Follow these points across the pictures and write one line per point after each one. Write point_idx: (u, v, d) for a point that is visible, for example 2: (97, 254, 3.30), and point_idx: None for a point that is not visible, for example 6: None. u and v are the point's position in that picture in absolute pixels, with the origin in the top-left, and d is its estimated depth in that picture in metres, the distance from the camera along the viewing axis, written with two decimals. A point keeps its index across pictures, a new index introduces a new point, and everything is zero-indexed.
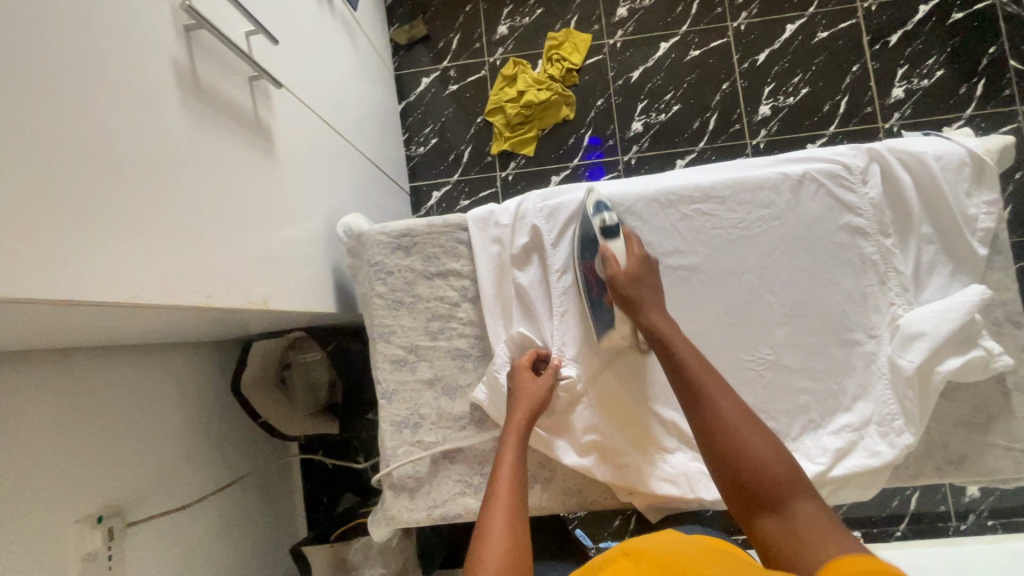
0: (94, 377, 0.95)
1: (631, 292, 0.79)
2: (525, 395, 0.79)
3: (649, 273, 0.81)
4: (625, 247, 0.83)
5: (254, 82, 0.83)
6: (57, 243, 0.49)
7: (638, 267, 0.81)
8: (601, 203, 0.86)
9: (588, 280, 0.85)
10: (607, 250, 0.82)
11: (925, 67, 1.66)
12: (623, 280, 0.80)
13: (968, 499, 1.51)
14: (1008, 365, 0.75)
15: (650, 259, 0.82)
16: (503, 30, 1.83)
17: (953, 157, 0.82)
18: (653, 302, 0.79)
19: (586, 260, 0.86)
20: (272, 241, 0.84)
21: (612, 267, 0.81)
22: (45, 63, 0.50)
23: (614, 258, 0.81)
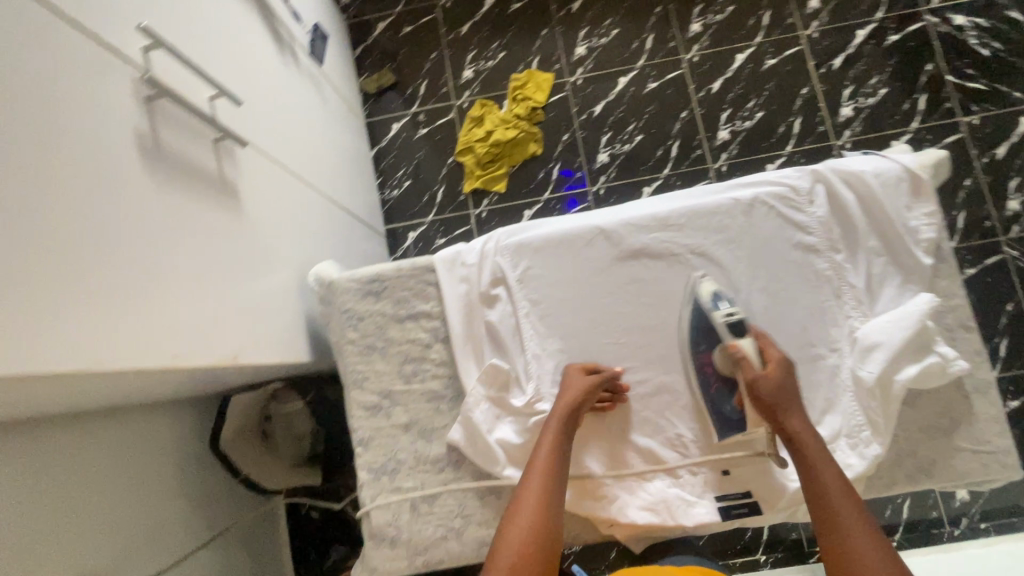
0: (67, 446, 0.93)
1: (770, 399, 0.77)
2: (568, 393, 0.81)
3: (792, 382, 0.78)
4: (756, 345, 0.81)
5: (219, 143, 0.85)
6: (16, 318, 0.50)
7: (780, 374, 0.78)
8: (719, 295, 0.83)
9: (705, 371, 0.84)
10: (736, 350, 0.79)
11: (869, 87, 1.76)
12: (765, 387, 0.77)
13: (958, 503, 1.51)
14: (964, 369, 0.78)
15: (789, 362, 0.79)
16: (469, 74, 1.90)
17: (891, 173, 0.86)
18: (796, 409, 0.77)
19: (701, 351, 0.84)
20: (242, 296, 0.85)
21: (748, 371, 0.78)
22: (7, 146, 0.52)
23: (745, 358, 0.79)
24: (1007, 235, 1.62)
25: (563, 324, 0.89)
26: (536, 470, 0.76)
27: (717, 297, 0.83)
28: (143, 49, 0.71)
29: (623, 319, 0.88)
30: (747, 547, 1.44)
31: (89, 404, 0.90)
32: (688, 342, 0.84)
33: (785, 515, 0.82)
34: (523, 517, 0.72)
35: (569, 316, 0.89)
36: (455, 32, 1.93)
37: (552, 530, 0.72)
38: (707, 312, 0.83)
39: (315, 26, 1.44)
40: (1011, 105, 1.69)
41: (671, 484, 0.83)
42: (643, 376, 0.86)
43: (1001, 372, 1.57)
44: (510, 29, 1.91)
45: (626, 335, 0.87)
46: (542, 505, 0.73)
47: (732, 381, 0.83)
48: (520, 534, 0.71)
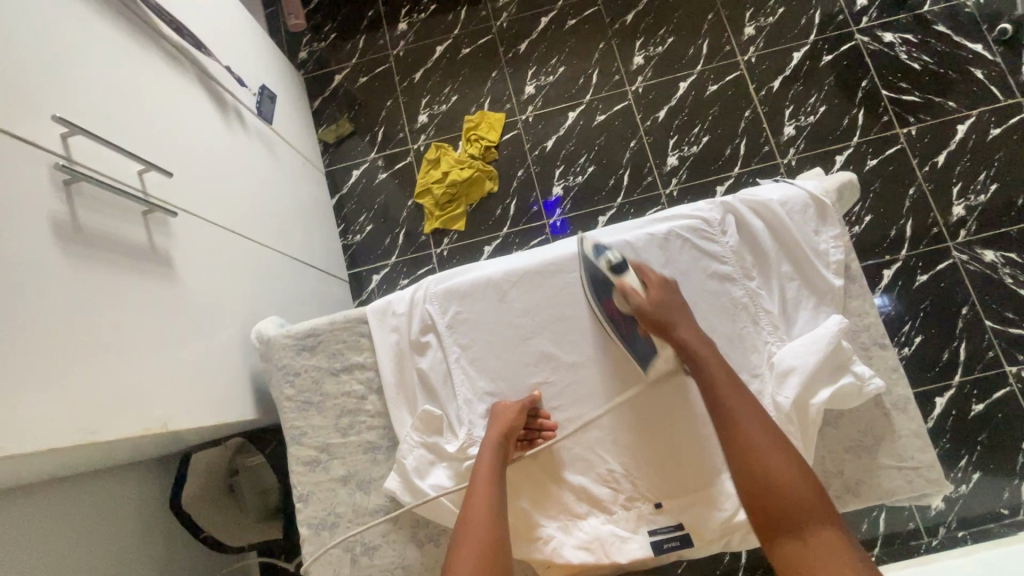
0: (34, 517, 0.96)
1: (658, 316, 0.84)
2: (500, 415, 0.85)
3: (671, 296, 0.86)
4: (638, 276, 0.88)
5: (147, 215, 0.89)
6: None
7: (659, 292, 0.86)
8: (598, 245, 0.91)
9: (613, 318, 0.88)
10: (623, 285, 0.86)
11: (809, 106, 1.81)
12: (648, 308, 0.84)
13: (934, 513, 1.50)
14: (879, 387, 0.79)
15: (667, 280, 0.87)
16: (423, 118, 1.96)
17: (796, 200, 0.90)
18: (682, 321, 0.83)
19: (605, 301, 0.89)
20: (177, 361, 0.87)
21: (636, 300, 0.85)
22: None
23: (632, 291, 0.86)
24: (955, 240, 1.65)
25: (493, 366, 0.91)
26: (477, 503, 0.76)
27: (598, 247, 0.91)
28: (62, 136, 0.76)
29: (550, 358, 0.90)
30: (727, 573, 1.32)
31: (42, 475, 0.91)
32: (591, 293, 0.89)
33: (720, 544, 0.83)
34: (472, 543, 0.71)
35: (498, 358, 0.91)
36: (409, 80, 2.00)
37: (504, 547, 0.72)
38: (594, 264, 0.90)
39: (262, 88, 1.51)
40: (946, 115, 1.75)
41: (605, 521, 0.84)
42: (572, 413, 0.88)
43: (963, 376, 1.57)
44: (461, 73, 1.98)
45: (554, 373, 0.89)
46: (493, 523, 0.74)
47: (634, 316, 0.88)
48: (469, 560, 0.70)
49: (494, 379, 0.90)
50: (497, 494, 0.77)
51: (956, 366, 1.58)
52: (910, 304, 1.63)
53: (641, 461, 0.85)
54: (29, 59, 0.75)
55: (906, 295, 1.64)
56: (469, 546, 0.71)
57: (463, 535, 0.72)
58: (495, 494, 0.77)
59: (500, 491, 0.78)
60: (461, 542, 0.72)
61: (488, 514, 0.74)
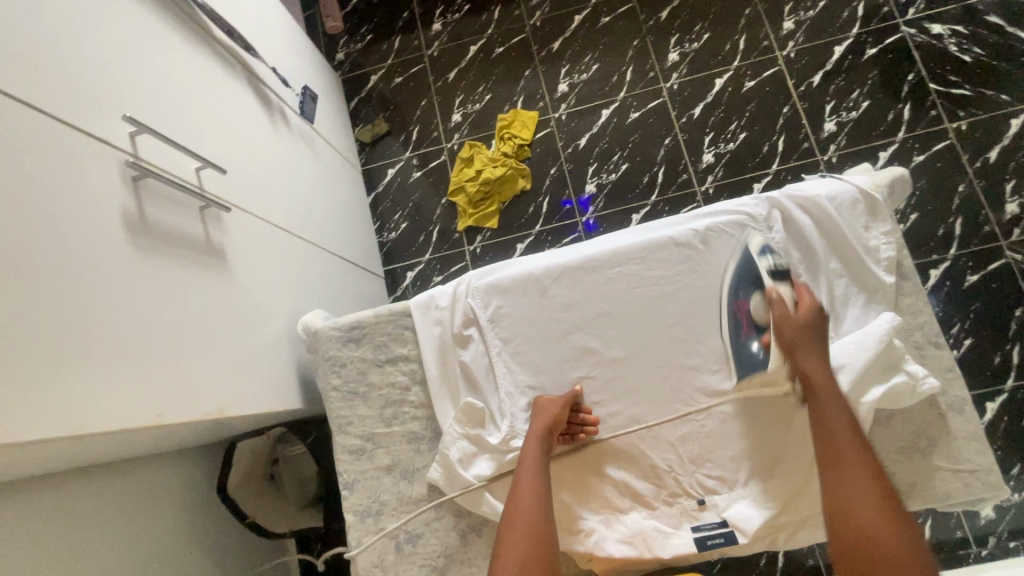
0: (100, 495, 1.04)
1: (792, 335, 0.81)
2: (544, 405, 0.86)
3: (822, 325, 0.81)
4: (791, 291, 0.85)
5: (205, 210, 0.92)
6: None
7: (810, 317, 0.82)
8: (766, 246, 0.87)
9: (738, 317, 0.87)
10: (773, 291, 0.85)
11: (851, 101, 1.77)
12: (789, 325, 0.82)
13: (984, 521, 1.44)
14: (933, 387, 0.78)
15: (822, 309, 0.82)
16: (457, 118, 1.99)
17: (846, 195, 0.88)
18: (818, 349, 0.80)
19: (740, 298, 0.87)
20: (231, 351, 0.90)
21: (779, 308, 0.83)
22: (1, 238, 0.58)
23: (780, 299, 0.84)
24: (1007, 239, 1.59)
25: (534, 360, 0.92)
26: (524, 493, 0.77)
27: (766, 247, 0.87)
28: (129, 134, 0.80)
29: (592, 353, 0.90)
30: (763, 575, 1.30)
31: (89, 459, 0.95)
32: (731, 285, 0.87)
33: (765, 544, 0.82)
34: (520, 531, 0.73)
35: (539, 352, 0.92)
36: (443, 79, 2.03)
37: (550, 539, 0.73)
38: (753, 258, 0.87)
39: (305, 88, 1.55)
40: (999, 108, 1.68)
41: (647, 516, 0.84)
42: (614, 407, 0.88)
43: (1016, 381, 1.51)
44: (495, 72, 2.00)
45: (595, 368, 0.90)
46: (535, 516, 0.75)
47: (764, 326, 0.87)
48: (519, 547, 0.72)
49: (535, 373, 0.91)
50: (543, 484, 0.79)
51: (1008, 370, 1.52)
52: (959, 306, 1.58)
53: (684, 457, 0.85)
54: (100, 62, 0.79)
55: (954, 296, 1.58)
56: (514, 537, 0.73)
57: (508, 527, 0.74)
58: (541, 485, 0.79)
59: (545, 485, 0.79)
60: (511, 526, 0.74)
61: (534, 508, 0.76)
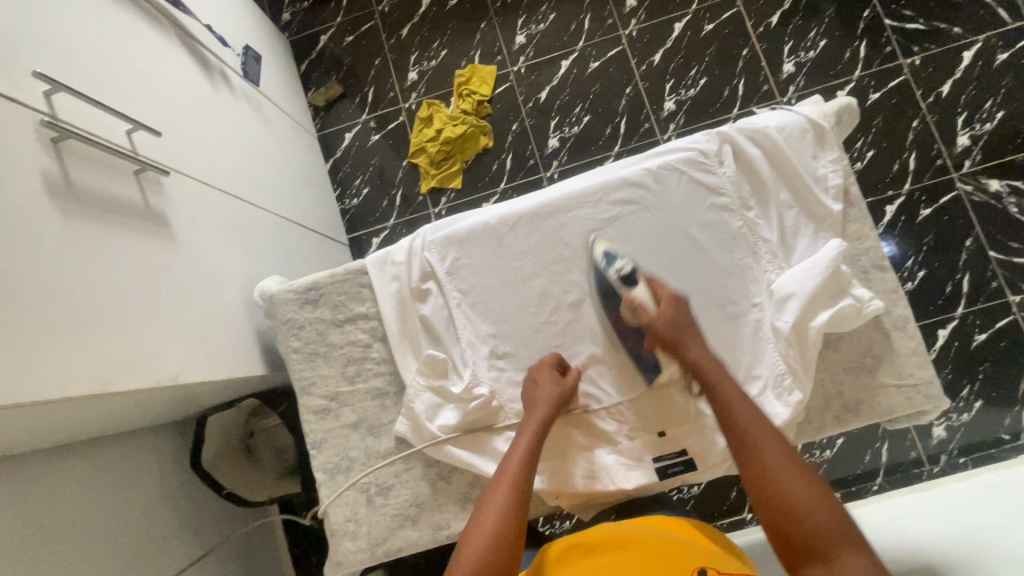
0: (65, 476, 1.02)
1: (670, 335, 0.80)
2: (542, 395, 0.82)
3: (685, 311, 0.82)
4: (649, 289, 0.84)
5: (139, 173, 0.88)
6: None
7: (672, 309, 0.82)
8: (610, 252, 0.87)
9: (618, 328, 0.88)
10: (632, 299, 0.83)
11: (809, 40, 1.75)
12: (658, 324, 0.81)
13: (936, 441, 1.54)
14: (879, 308, 0.80)
15: (678, 296, 0.83)
16: (413, 76, 1.92)
17: (794, 125, 0.88)
18: (692, 340, 0.80)
19: (613, 309, 0.88)
20: (182, 319, 0.88)
21: (644, 316, 0.82)
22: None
23: (642, 305, 0.83)
24: (958, 171, 1.63)
25: (494, 309, 0.91)
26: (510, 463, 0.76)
27: (609, 254, 0.87)
28: (44, 94, 0.75)
29: (549, 299, 0.90)
30: (734, 507, 1.36)
31: (30, 443, 0.90)
32: (599, 303, 0.88)
33: (722, 469, 0.85)
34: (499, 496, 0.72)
35: (498, 301, 0.91)
36: (396, 36, 1.95)
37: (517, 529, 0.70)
38: (603, 272, 0.87)
39: (246, 48, 1.47)
40: (951, 42, 1.69)
41: (611, 451, 0.87)
42: (575, 349, 0.89)
43: (966, 308, 1.58)
44: (449, 26, 1.92)
45: (553, 312, 0.90)
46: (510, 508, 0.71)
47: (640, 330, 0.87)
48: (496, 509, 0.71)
49: (495, 321, 0.91)
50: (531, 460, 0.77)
51: (959, 298, 1.58)
52: (913, 239, 1.62)
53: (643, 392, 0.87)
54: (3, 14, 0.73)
55: (909, 229, 1.63)
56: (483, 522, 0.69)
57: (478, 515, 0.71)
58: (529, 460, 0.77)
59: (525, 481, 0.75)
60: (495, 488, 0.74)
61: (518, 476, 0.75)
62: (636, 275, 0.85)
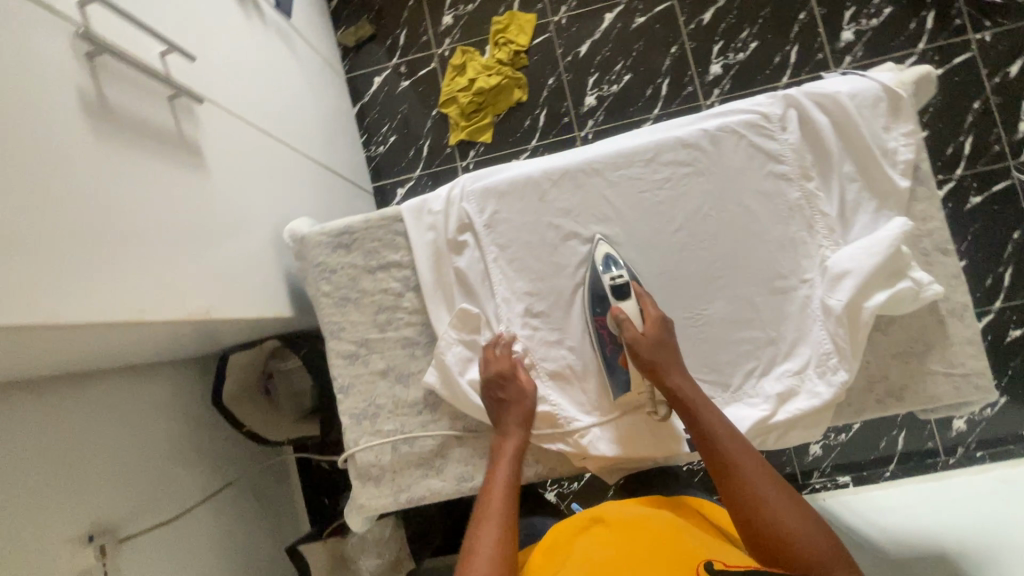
0: (82, 404, 1.02)
1: (652, 359, 0.79)
2: (525, 406, 0.83)
3: (669, 336, 0.81)
4: (638, 306, 0.82)
5: (174, 100, 0.84)
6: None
7: (658, 332, 0.80)
8: (610, 259, 0.84)
9: (601, 332, 0.85)
10: (618, 312, 0.81)
11: (872, 7, 1.64)
12: (642, 345, 0.79)
13: (955, 433, 1.52)
14: (938, 293, 0.76)
15: (666, 319, 0.82)
16: (448, 20, 1.83)
17: (868, 93, 0.82)
18: (674, 364, 0.80)
19: (598, 314, 0.85)
20: (213, 253, 0.86)
21: (629, 332, 0.80)
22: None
23: (627, 320, 0.81)
24: (1016, 160, 1.55)
25: (532, 266, 0.89)
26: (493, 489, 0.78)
27: (610, 259, 0.84)
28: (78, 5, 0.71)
29: (590, 260, 0.87)
30: None
31: (46, 369, 0.88)
32: (586, 302, 0.86)
33: (754, 444, 0.83)
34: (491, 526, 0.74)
35: (537, 258, 0.88)
36: None
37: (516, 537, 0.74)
38: (598, 274, 0.85)
39: None
40: None
41: None
42: None
43: (1005, 302, 1.53)
44: None
45: (593, 275, 0.87)
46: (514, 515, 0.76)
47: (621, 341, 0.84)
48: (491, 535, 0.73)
49: (532, 279, 0.88)
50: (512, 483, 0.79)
51: (998, 292, 1.53)
52: (958, 228, 1.56)
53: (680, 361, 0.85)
54: None
55: (956, 217, 1.56)
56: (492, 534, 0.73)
57: (482, 520, 0.75)
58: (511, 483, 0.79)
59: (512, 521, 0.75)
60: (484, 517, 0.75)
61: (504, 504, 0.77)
62: (629, 289, 0.83)
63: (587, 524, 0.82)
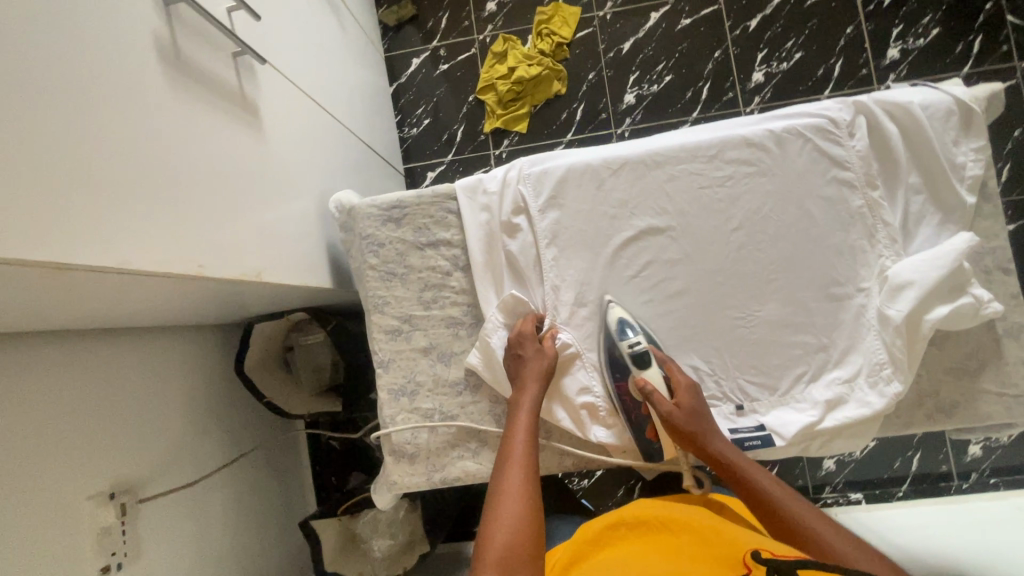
0: (113, 360, 1.01)
1: (689, 431, 0.78)
2: (533, 370, 0.82)
3: (700, 404, 0.80)
4: (661, 372, 0.82)
5: (238, 58, 0.83)
6: (31, 204, 0.49)
7: (688, 400, 0.80)
8: (624, 323, 0.83)
9: (624, 400, 0.84)
10: (644, 383, 0.80)
11: (920, 27, 1.63)
12: (676, 418, 0.78)
13: (970, 458, 1.52)
14: (997, 311, 0.76)
15: (694, 384, 0.81)
16: (492, 7, 1.81)
17: (940, 105, 0.81)
18: (711, 430, 0.79)
19: (618, 380, 0.84)
20: (265, 217, 0.85)
21: (660, 406, 0.78)
22: (10, 27, 0.49)
23: (656, 392, 0.79)
24: None
25: (584, 256, 0.88)
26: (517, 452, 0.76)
27: (624, 324, 0.83)
28: None
29: (644, 253, 0.87)
30: None
31: (83, 321, 0.87)
32: (606, 371, 0.85)
33: (797, 450, 0.83)
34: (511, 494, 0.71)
35: (590, 248, 0.88)
36: None
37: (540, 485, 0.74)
38: (614, 342, 0.83)
39: None
40: None
41: None
42: (660, 309, 0.86)
43: None
44: None
45: (646, 268, 0.87)
46: (533, 462, 0.76)
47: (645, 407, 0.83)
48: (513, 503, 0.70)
49: (584, 268, 0.88)
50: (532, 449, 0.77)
51: None
52: None
53: (728, 362, 0.85)
54: None
55: None
56: (513, 480, 0.73)
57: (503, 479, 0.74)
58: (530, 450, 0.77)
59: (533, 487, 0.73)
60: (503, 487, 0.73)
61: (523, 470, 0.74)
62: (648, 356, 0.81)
63: (610, 527, 0.80)
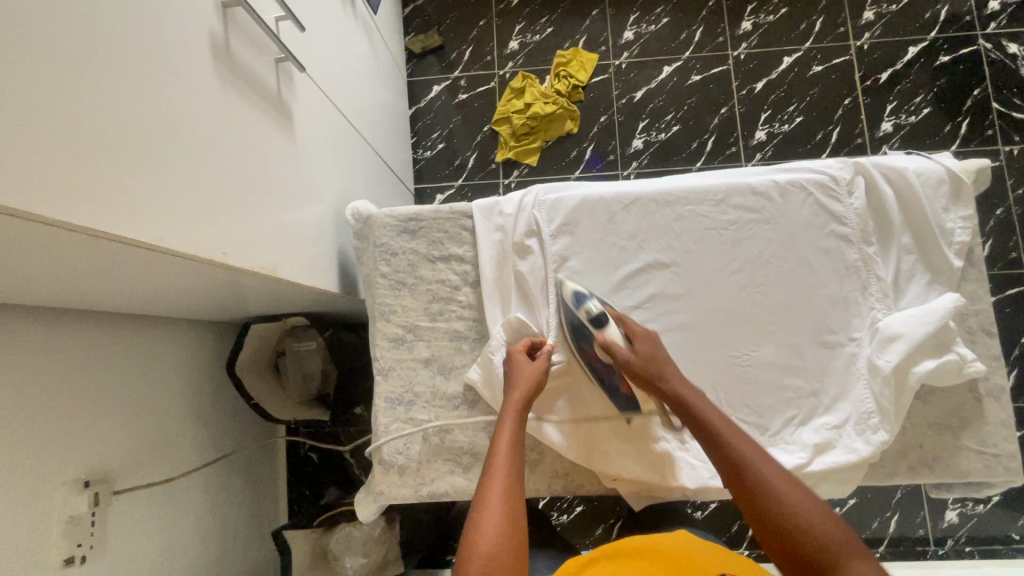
0: (110, 345, 1.01)
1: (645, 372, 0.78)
2: (523, 379, 0.82)
3: (654, 347, 0.81)
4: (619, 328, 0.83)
5: (279, 63, 0.87)
6: (83, 172, 0.51)
7: (641, 346, 0.81)
8: (579, 292, 0.85)
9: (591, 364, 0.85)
10: (603, 339, 0.81)
11: (913, 104, 1.74)
12: (635, 364, 0.79)
13: (947, 524, 1.53)
14: (979, 370, 0.79)
15: (649, 333, 0.82)
16: (514, 45, 1.90)
17: (932, 174, 0.87)
18: (670, 370, 0.79)
19: (584, 347, 0.85)
20: (286, 215, 0.87)
21: (617, 355, 0.79)
22: (88, 12, 0.53)
23: (614, 342, 0.80)
24: None
25: (590, 283, 0.91)
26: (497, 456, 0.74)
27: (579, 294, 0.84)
28: None
29: (648, 286, 0.90)
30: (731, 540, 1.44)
31: (89, 300, 0.87)
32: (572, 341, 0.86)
33: None
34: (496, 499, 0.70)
35: (597, 276, 0.91)
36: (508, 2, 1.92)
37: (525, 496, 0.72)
38: (574, 311, 0.84)
39: None
40: None
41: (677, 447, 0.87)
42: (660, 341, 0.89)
43: None
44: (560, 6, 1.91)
45: (649, 301, 0.89)
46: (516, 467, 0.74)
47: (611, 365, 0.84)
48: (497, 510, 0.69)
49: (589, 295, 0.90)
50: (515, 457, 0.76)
51: None
52: None
53: (722, 399, 0.87)
54: None
55: None
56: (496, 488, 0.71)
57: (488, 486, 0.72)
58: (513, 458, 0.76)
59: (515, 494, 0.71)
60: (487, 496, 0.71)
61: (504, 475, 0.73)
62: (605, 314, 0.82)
63: (587, 561, 0.77)
